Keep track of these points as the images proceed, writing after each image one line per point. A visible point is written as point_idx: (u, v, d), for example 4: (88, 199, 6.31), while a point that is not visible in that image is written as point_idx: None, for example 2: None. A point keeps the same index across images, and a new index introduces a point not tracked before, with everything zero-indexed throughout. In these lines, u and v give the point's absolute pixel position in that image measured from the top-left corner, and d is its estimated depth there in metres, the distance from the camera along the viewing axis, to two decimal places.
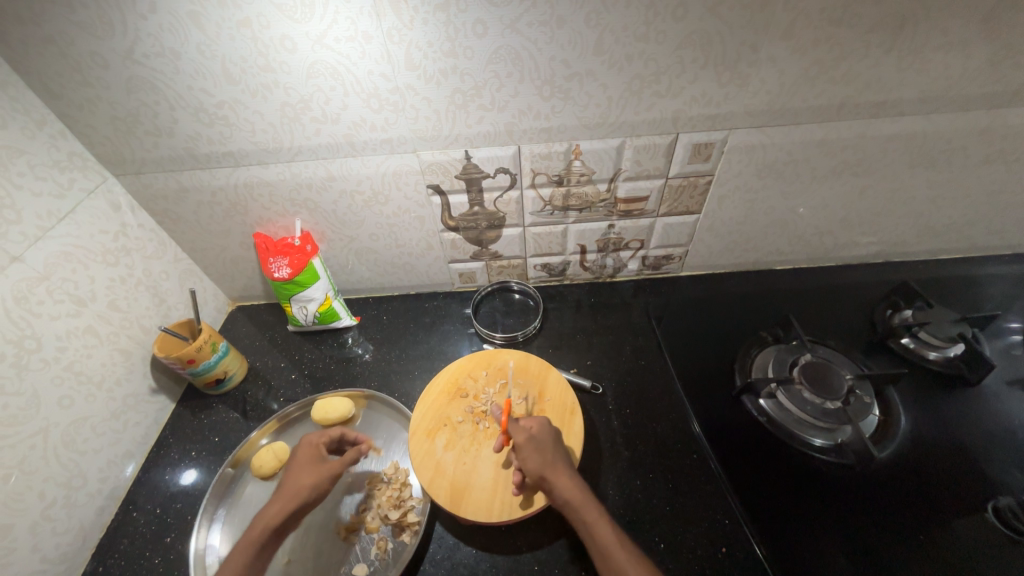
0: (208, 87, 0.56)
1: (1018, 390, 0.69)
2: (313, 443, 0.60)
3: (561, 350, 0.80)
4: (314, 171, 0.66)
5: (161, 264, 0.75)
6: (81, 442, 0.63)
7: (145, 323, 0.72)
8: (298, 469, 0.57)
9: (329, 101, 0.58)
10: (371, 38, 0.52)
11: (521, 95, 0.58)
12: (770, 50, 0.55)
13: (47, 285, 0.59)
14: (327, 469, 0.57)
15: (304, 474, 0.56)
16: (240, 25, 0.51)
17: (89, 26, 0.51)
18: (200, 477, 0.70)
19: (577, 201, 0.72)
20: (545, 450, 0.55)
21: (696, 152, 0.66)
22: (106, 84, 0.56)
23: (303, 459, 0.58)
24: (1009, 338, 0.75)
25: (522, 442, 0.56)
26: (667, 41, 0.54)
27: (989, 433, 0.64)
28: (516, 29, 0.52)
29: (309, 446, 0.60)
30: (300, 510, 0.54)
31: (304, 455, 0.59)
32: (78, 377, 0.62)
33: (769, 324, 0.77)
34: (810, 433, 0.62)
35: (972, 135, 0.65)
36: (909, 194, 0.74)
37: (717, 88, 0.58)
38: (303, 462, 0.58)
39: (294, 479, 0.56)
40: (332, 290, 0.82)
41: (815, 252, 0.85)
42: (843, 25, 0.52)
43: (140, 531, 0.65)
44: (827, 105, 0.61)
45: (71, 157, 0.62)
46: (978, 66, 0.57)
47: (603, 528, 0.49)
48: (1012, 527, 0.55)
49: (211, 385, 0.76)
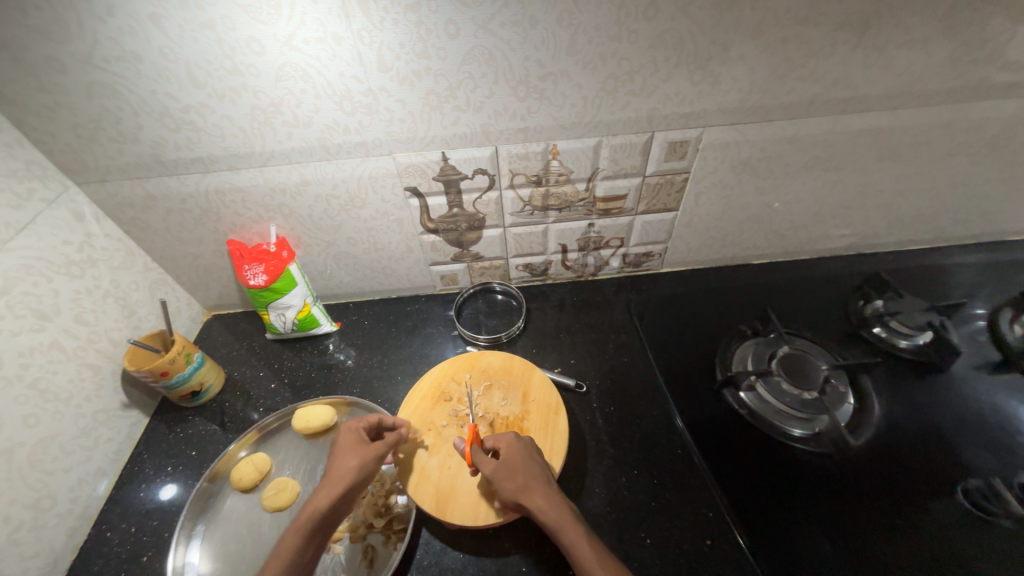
0: (173, 91, 0.55)
1: (984, 374, 0.71)
2: (353, 428, 0.59)
3: (545, 349, 0.80)
4: (288, 176, 0.65)
5: (130, 275, 0.73)
6: (49, 462, 0.60)
7: (115, 336, 0.70)
8: (341, 455, 0.56)
9: (300, 104, 0.57)
10: (341, 40, 0.51)
11: (496, 96, 0.58)
12: (740, 49, 0.55)
13: (6, 300, 0.56)
14: (373, 451, 0.56)
15: (349, 460, 0.55)
16: (203, 27, 0.49)
17: (43, 29, 0.49)
18: (177, 492, 0.68)
19: (557, 201, 0.72)
20: (516, 471, 0.54)
21: (672, 150, 0.67)
22: (63, 89, 0.54)
23: (344, 445, 0.57)
24: (974, 325, 0.78)
25: (491, 466, 0.54)
26: (640, 41, 0.54)
27: (958, 417, 0.66)
28: (489, 29, 0.52)
29: (350, 431, 0.58)
30: (349, 493, 0.53)
31: (345, 442, 0.57)
32: (43, 394, 0.60)
33: (748, 318, 0.79)
34: (789, 423, 0.64)
35: (935, 129, 0.67)
36: (878, 187, 0.76)
37: (690, 86, 0.59)
38: (345, 447, 0.56)
39: (338, 465, 0.55)
40: (311, 296, 0.81)
41: (791, 246, 0.87)
42: (810, 23, 0.53)
43: (115, 551, 0.63)
44: (797, 103, 0.62)
45: (29, 166, 0.59)
46: (939, 63, 0.59)
47: (581, 546, 0.48)
48: (980, 507, 0.57)
49: (187, 397, 0.74)
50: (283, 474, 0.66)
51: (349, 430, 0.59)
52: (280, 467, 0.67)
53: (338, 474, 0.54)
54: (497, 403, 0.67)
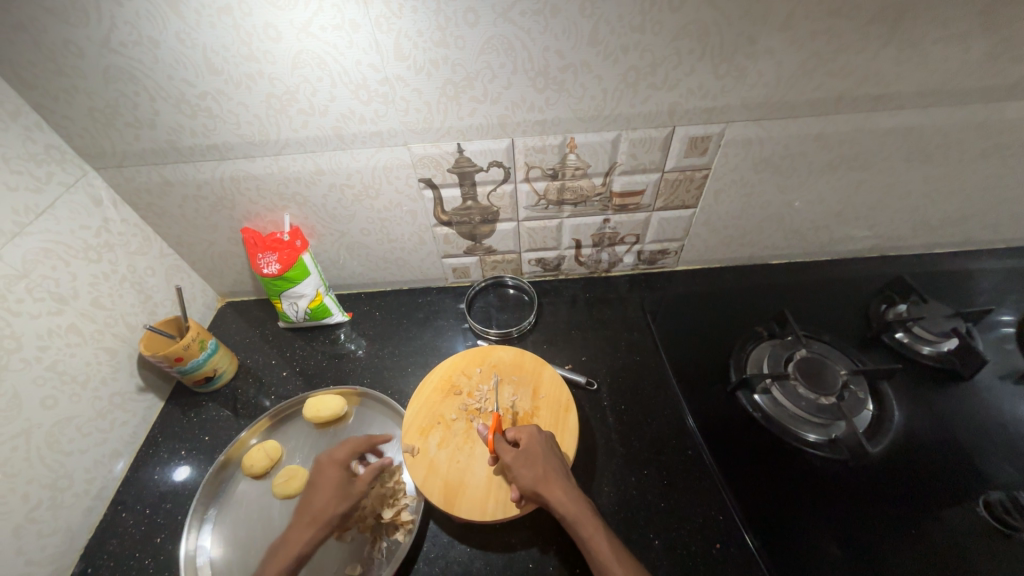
0: (189, 77, 0.54)
1: (1010, 383, 0.69)
2: (336, 462, 0.61)
3: (555, 345, 0.80)
4: (302, 165, 0.65)
5: (146, 260, 0.74)
6: (66, 443, 0.62)
7: (131, 321, 0.71)
8: (324, 492, 0.58)
9: (316, 92, 0.56)
10: (358, 27, 0.50)
11: (514, 87, 0.57)
12: (768, 42, 0.53)
13: (26, 283, 0.57)
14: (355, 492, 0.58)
15: (334, 497, 0.57)
16: (220, 13, 0.49)
17: (61, 12, 0.49)
18: (190, 475, 0.69)
19: (572, 195, 0.71)
20: (537, 463, 0.54)
21: (692, 145, 0.65)
22: (82, 73, 0.54)
23: (327, 480, 0.59)
24: (1001, 332, 0.75)
25: (512, 456, 0.55)
26: (664, 32, 0.52)
27: (981, 427, 0.64)
28: (508, 18, 0.50)
29: (331, 466, 0.60)
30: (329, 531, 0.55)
31: (328, 477, 0.59)
32: (61, 377, 0.61)
33: (764, 319, 0.77)
34: (804, 429, 0.62)
35: (969, 128, 0.64)
36: (906, 188, 0.73)
37: (714, 80, 0.57)
38: (327, 484, 0.58)
39: (322, 503, 0.56)
40: (323, 285, 0.81)
41: (811, 246, 0.84)
42: (843, 16, 0.51)
43: (129, 531, 0.64)
44: (825, 99, 0.60)
45: (48, 150, 0.60)
46: (978, 59, 0.56)
47: (599, 542, 0.48)
48: (1002, 521, 0.55)
49: (201, 383, 0.75)
50: (293, 463, 0.66)
51: (332, 463, 0.61)
52: (290, 454, 0.67)
53: (319, 515, 0.56)
54: (507, 399, 0.66)
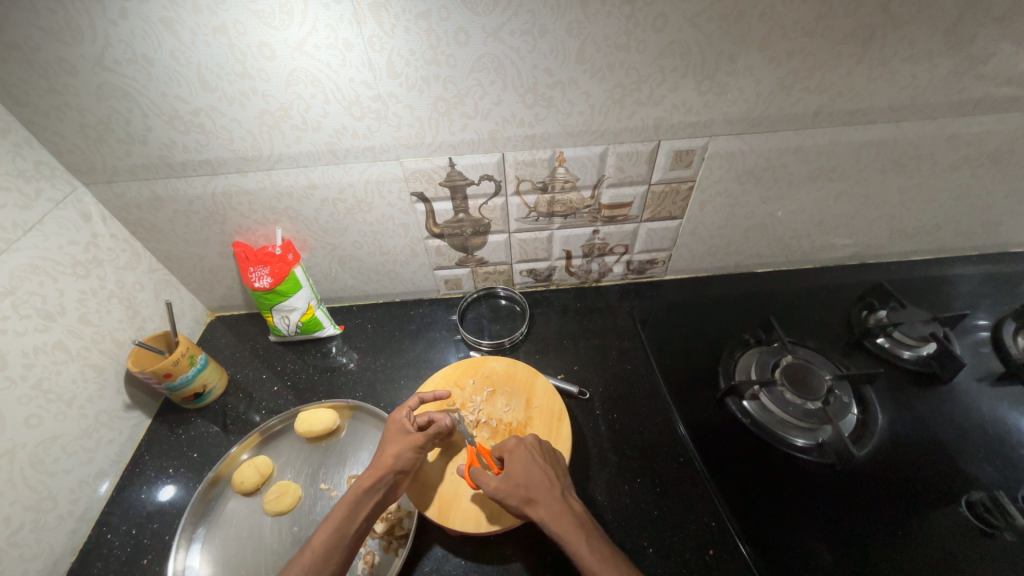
0: (183, 94, 0.55)
1: (987, 386, 0.71)
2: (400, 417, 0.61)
3: (548, 355, 0.81)
4: (295, 179, 0.65)
5: (135, 276, 0.73)
6: (50, 463, 0.60)
7: (118, 336, 0.70)
8: (389, 441, 0.58)
9: (310, 108, 0.57)
10: (352, 46, 0.52)
11: (504, 103, 0.58)
12: (746, 60, 0.56)
13: (12, 300, 0.56)
14: (414, 442, 0.57)
15: (394, 445, 0.57)
16: (216, 32, 0.50)
17: (56, 31, 0.49)
18: (177, 494, 0.68)
19: (562, 207, 0.72)
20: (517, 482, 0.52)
21: (677, 158, 0.67)
22: (74, 90, 0.54)
23: (393, 431, 0.59)
24: (976, 336, 0.78)
25: (494, 486, 0.53)
26: (648, 50, 0.54)
27: (962, 429, 0.66)
28: (499, 37, 0.52)
29: (399, 420, 0.60)
30: (391, 480, 0.54)
31: (394, 429, 0.59)
32: (46, 395, 0.60)
33: (751, 326, 0.79)
34: (793, 434, 0.63)
35: (939, 141, 0.68)
36: (882, 198, 0.76)
37: (697, 96, 0.59)
38: (392, 435, 0.59)
39: (386, 450, 0.57)
40: (315, 299, 0.81)
41: (793, 255, 0.87)
42: (816, 36, 0.54)
43: (114, 553, 0.62)
44: (803, 113, 0.62)
45: (37, 166, 0.59)
46: (943, 76, 0.59)
47: (584, 554, 0.46)
48: (984, 520, 0.57)
49: (189, 399, 0.74)
50: (285, 478, 0.66)
51: (399, 417, 0.61)
52: (281, 470, 0.67)
53: (386, 461, 0.55)
54: (500, 409, 0.67)
